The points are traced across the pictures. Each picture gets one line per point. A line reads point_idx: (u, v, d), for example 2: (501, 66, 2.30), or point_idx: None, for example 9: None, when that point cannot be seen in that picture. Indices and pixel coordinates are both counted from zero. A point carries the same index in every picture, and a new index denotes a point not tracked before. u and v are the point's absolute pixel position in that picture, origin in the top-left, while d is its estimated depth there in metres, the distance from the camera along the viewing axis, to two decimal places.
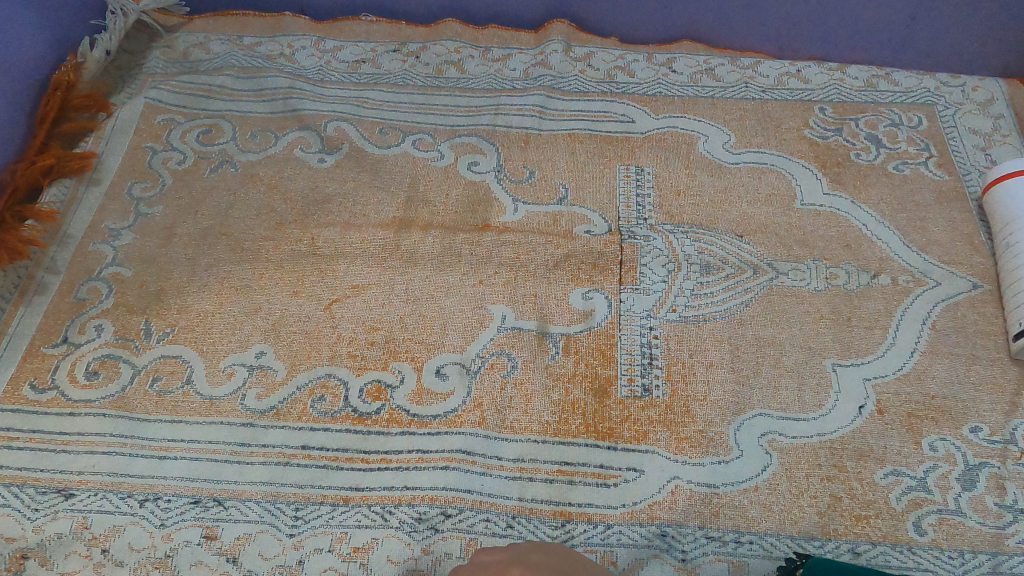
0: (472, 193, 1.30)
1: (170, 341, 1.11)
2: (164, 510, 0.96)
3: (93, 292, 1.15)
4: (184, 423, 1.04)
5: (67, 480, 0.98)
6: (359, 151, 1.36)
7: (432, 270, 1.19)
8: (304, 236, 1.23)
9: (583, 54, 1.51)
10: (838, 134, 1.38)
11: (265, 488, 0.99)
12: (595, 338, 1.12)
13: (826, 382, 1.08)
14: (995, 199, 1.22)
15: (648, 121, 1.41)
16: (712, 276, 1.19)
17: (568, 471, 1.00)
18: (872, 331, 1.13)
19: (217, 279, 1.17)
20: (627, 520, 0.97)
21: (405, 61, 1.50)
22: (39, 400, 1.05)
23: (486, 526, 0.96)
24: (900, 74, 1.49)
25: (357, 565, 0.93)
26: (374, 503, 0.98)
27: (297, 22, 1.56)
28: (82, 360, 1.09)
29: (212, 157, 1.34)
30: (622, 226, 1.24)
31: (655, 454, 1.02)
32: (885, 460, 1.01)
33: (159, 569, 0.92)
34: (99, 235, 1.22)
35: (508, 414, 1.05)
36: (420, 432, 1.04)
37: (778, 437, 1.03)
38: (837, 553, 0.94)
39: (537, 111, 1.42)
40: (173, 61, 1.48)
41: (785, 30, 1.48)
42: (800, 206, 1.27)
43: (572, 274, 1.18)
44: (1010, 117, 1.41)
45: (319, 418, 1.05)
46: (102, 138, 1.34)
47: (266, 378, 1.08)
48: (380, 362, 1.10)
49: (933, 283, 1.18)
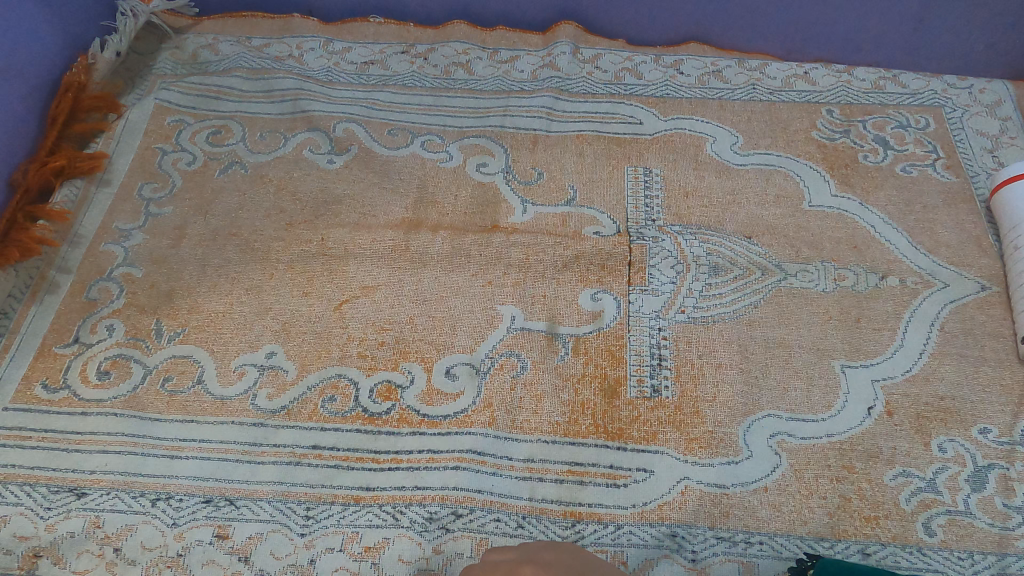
0: (481, 195, 1.30)
1: (180, 341, 1.11)
2: (175, 510, 0.97)
3: (104, 292, 1.16)
4: (194, 423, 1.04)
5: (79, 479, 0.99)
6: (368, 151, 1.36)
7: (441, 271, 1.20)
8: (313, 237, 1.23)
9: (591, 56, 1.52)
10: (846, 136, 1.39)
11: (277, 487, 0.99)
12: (604, 339, 1.12)
13: (835, 384, 1.09)
14: (1002, 201, 1.22)
15: (656, 123, 1.41)
16: (720, 278, 1.19)
17: (578, 472, 1.01)
18: (881, 332, 1.13)
19: (228, 279, 1.18)
20: (637, 520, 0.97)
21: (414, 63, 1.51)
22: (51, 400, 1.05)
23: (497, 526, 0.96)
24: (907, 76, 1.49)
25: (368, 565, 0.93)
26: (385, 503, 0.98)
27: (305, 23, 1.56)
28: (93, 360, 1.09)
29: (222, 157, 1.34)
30: (630, 227, 1.25)
31: (665, 454, 1.02)
32: (894, 461, 1.01)
33: (171, 568, 0.92)
34: (110, 235, 1.23)
35: (518, 414, 1.05)
36: (431, 432, 1.04)
37: (788, 438, 1.04)
38: (847, 553, 0.94)
39: (545, 112, 1.42)
40: (182, 62, 1.49)
41: (793, 32, 1.48)
42: (808, 208, 1.28)
43: (581, 276, 1.19)
44: (1017, 119, 1.41)
45: (329, 418, 1.05)
46: (112, 139, 1.34)
47: (276, 379, 1.08)
48: (390, 362, 1.10)
49: (941, 284, 1.18)
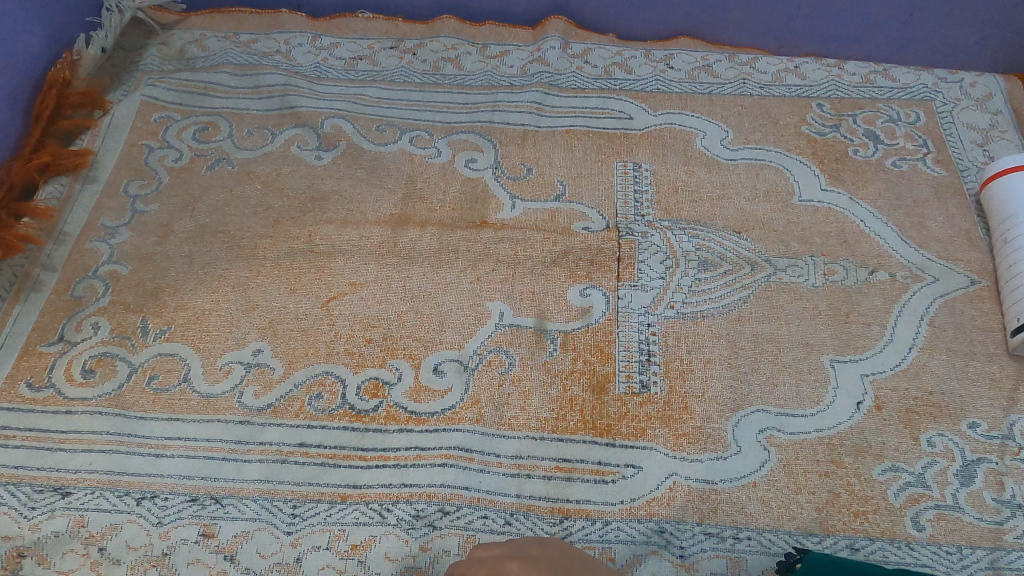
0: (470, 191, 1.29)
1: (167, 340, 1.11)
2: (161, 508, 0.96)
3: (89, 290, 1.15)
4: (180, 421, 1.04)
5: (64, 478, 0.98)
6: (356, 147, 1.35)
7: (430, 267, 1.19)
8: (301, 234, 1.22)
9: (581, 51, 1.51)
10: (836, 130, 1.39)
11: (263, 485, 0.99)
12: (593, 335, 1.12)
13: (824, 378, 1.08)
14: (992, 195, 1.22)
15: (647, 117, 1.40)
16: (710, 273, 1.19)
17: (566, 468, 1.00)
18: (870, 327, 1.13)
19: (214, 276, 1.17)
20: (626, 517, 0.96)
21: (403, 58, 1.50)
22: (36, 398, 1.04)
23: (484, 523, 0.96)
24: (898, 69, 1.49)
25: (355, 563, 0.92)
26: (372, 500, 0.98)
27: (294, 19, 1.55)
28: (78, 359, 1.08)
29: (209, 154, 1.33)
30: (620, 222, 1.24)
31: (654, 450, 1.01)
32: (883, 455, 1.01)
33: (156, 568, 0.91)
34: (95, 232, 1.22)
35: (506, 410, 1.05)
36: (419, 429, 1.04)
37: (777, 434, 1.03)
38: (835, 549, 0.94)
39: (535, 107, 1.41)
40: (169, 58, 1.48)
41: (783, 26, 1.48)
42: (798, 203, 1.27)
43: (570, 272, 1.18)
44: (1008, 113, 1.41)
45: (316, 415, 1.05)
46: (98, 135, 1.33)
47: (263, 376, 1.08)
48: (378, 359, 1.09)
49: (931, 279, 1.18)
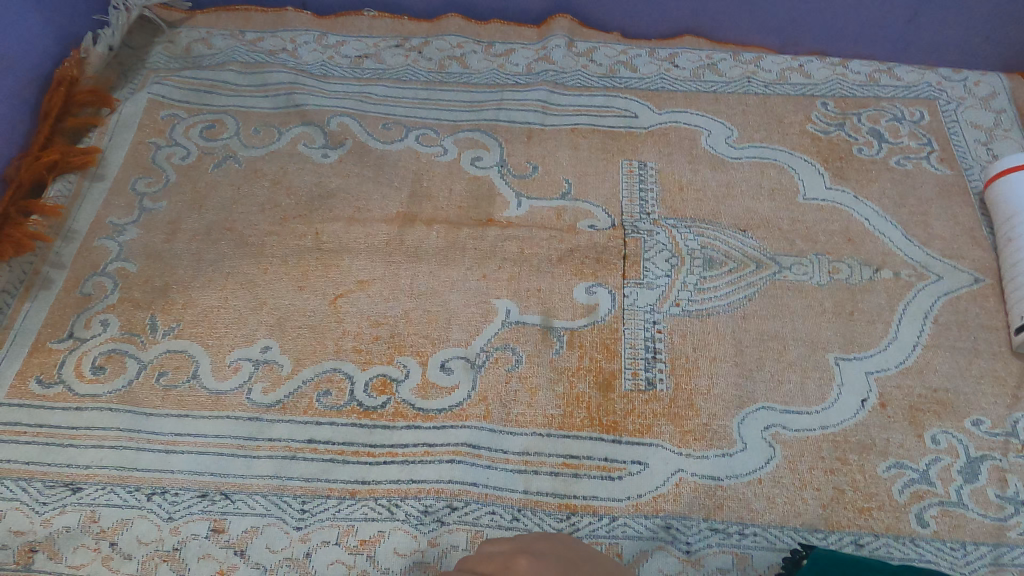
0: (476, 189, 1.30)
1: (175, 337, 1.11)
2: (171, 504, 0.97)
3: (98, 287, 1.16)
4: (189, 417, 1.04)
5: (75, 473, 0.99)
6: (362, 146, 1.36)
7: (436, 265, 1.19)
8: (308, 231, 1.23)
9: (586, 50, 1.52)
10: (841, 129, 1.39)
11: (272, 481, 0.99)
12: (599, 333, 1.12)
13: (828, 376, 1.09)
14: (996, 194, 1.23)
15: (651, 116, 1.41)
16: (715, 271, 1.19)
17: (573, 464, 1.01)
18: (875, 325, 1.14)
19: (222, 273, 1.18)
20: (632, 512, 0.97)
21: (408, 56, 1.51)
22: (46, 395, 1.05)
23: (492, 519, 0.97)
24: (901, 68, 1.49)
25: (364, 558, 0.93)
26: (381, 496, 0.99)
27: (299, 17, 1.56)
28: (88, 356, 1.09)
29: (216, 152, 1.34)
30: (625, 221, 1.25)
31: (660, 447, 1.02)
32: (887, 452, 1.02)
33: (167, 563, 0.92)
34: (103, 230, 1.22)
35: (513, 407, 1.06)
36: (427, 426, 1.04)
37: (782, 431, 1.04)
38: (840, 544, 0.95)
39: (540, 105, 1.42)
40: (175, 56, 1.48)
41: (788, 26, 1.48)
42: (803, 201, 1.28)
43: (576, 270, 1.19)
44: (1011, 112, 1.41)
45: (324, 412, 1.05)
46: (105, 133, 1.34)
47: (272, 373, 1.08)
48: (385, 356, 1.10)
49: (935, 277, 1.18)
